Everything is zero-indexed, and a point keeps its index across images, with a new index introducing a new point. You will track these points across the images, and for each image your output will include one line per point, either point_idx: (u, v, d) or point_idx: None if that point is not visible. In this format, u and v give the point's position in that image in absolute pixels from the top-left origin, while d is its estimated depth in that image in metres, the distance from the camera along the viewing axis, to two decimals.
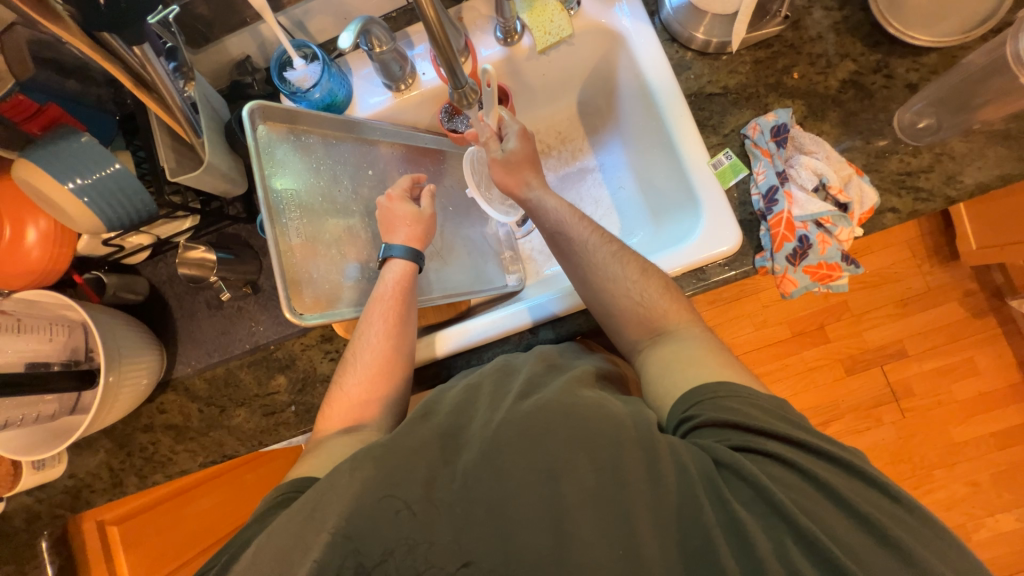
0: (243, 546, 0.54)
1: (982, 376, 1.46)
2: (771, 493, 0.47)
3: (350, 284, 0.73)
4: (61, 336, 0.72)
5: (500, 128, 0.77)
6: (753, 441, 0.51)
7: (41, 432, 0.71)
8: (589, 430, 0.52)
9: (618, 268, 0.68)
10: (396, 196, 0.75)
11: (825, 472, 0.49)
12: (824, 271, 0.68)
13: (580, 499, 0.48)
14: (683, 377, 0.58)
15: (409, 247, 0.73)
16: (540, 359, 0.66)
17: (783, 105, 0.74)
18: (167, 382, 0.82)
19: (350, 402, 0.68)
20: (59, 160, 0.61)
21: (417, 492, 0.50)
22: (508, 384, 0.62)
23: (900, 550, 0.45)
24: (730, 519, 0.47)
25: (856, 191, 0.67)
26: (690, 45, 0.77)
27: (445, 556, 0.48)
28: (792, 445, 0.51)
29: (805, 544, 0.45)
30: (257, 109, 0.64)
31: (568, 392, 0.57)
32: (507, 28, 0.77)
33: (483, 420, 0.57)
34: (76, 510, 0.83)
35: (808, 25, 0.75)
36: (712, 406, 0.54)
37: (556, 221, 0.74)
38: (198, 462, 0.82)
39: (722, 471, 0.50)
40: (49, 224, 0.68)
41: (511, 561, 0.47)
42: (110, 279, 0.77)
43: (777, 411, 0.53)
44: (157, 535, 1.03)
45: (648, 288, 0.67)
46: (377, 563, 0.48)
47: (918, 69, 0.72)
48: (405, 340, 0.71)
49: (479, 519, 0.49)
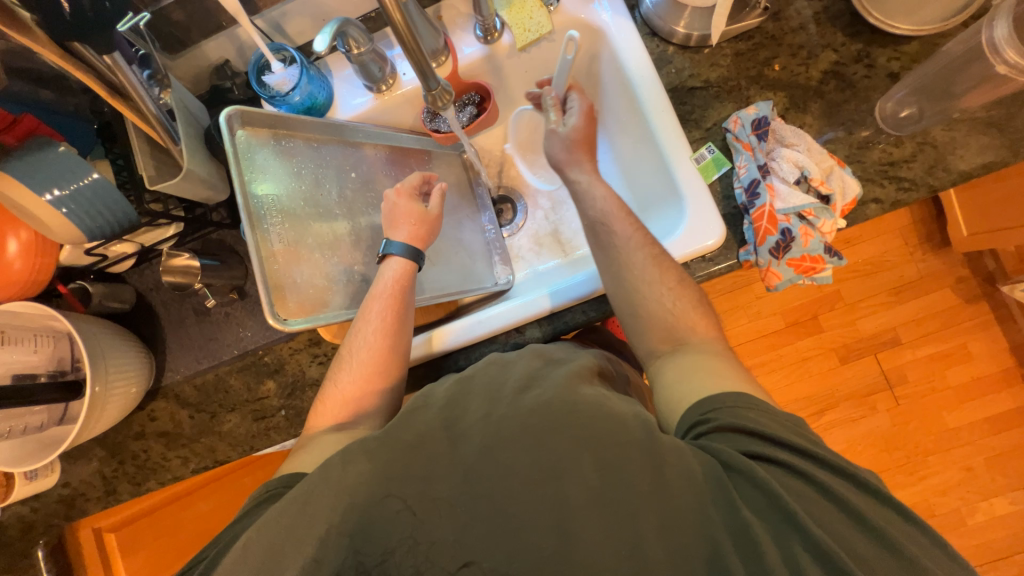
0: (232, 541, 0.55)
1: (975, 362, 1.46)
2: (784, 502, 0.47)
3: (337, 288, 0.73)
4: (47, 347, 0.71)
5: (564, 105, 0.78)
6: (767, 450, 0.51)
7: (31, 443, 0.71)
8: (593, 430, 0.52)
9: (607, 260, 0.70)
10: (405, 192, 0.76)
11: (840, 486, 0.49)
12: (807, 264, 0.68)
13: (584, 501, 0.49)
14: (699, 383, 0.58)
15: (409, 246, 0.72)
16: (535, 353, 0.65)
17: (765, 97, 0.73)
18: (157, 390, 0.83)
19: (343, 402, 0.69)
20: (33, 170, 0.61)
21: (413, 490, 0.50)
22: (503, 378, 0.60)
23: (892, 547, 0.46)
24: (739, 524, 0.47)
25: (838, 182, 0.67)
26: (671, 39, 0.76)
27: (446, 556, 0.48)
28: (808, 456, 0.51)
29: (816, 553, 0.45)
30: (235, 115, 0.63)
31: (569, 389, 0.56)
32: (486, 26, 0.77)
33: (478, 413, 0.56)
34: (71, 518, 0.84)
35: (790, 16, 0.74)
36: (729, 413, 0.53)
37: (602, 211, 0.71)
38: (190, 468, 0.82)
39: (734, 478, 0.49)
40: (30, 235, 0.68)
41: (512, 562, 0.47)
42: (95, 288, 0.77)
43: (795, 427, 0.53)
44: (156, 539, 1.07)
45: (636, 284, 0.66)
46: (378, 563, 0.48)
47: (899, 58, 0.71)
48: (401, 339, 0.70)
49: (479, 519, 0.49)
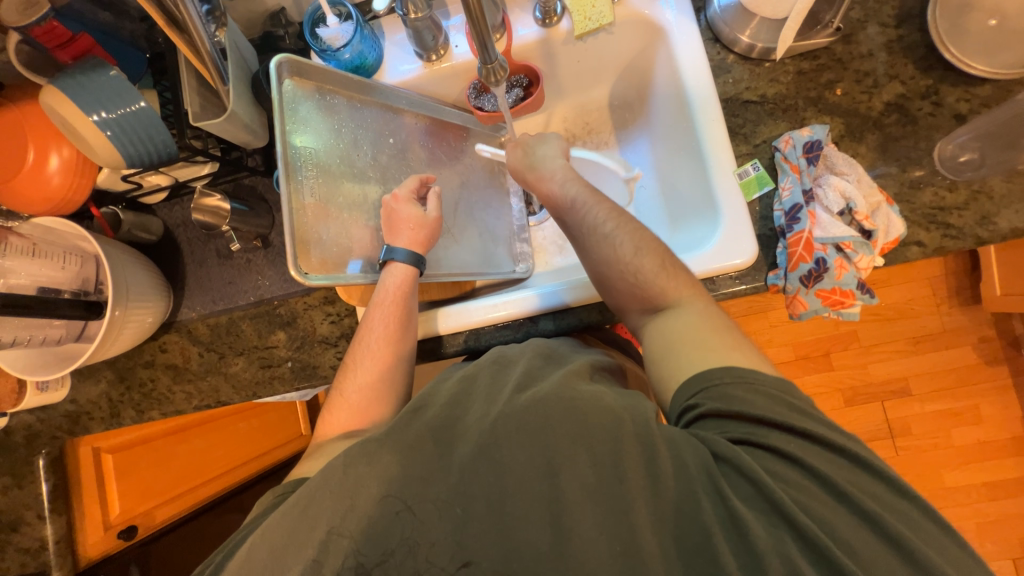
0: (241, 545, 0.53)
1: (984, 425, 1.42)
2: (771, 491, 0.44)
3: (354, 280, 0.69)
4: (74, 265, 0.73)
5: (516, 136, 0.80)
6: (757, 434, 0.48)
7: (47, 355, 0.74)
8: (587, 425, 0.49)
9: (610, 250, 0.66)
10: (402, 197, 0.73)
11: (831, 468, 0.46)
12: (836, 297, 0.66)
13: (579, 496, 0.46)
14: (688, 359, 0.55)
15: (410, 252, 0.71)
16: (536, 350, 0.64)
17: (820, 121, 0.71)
18: (171, 323, 0.84)
19: (350, 412, 0.68)
20: (84, 92, 0.62)
21: (411, 488, 0.48)
22: (503, 379, 0.58)
23: (903, 547, 0.43)
24: (730, 517, 0.44)
25: (883, 220, 0.65)
26: (733, 47, 0.74)
27: (444, 556, 0.45)
28: (799, 434, 0.48)
29: (805, 543, 0.43)
30: (285, 63, 0.63)
31: (566, 386, 0.53)
32: (546, 8, 0.76)
33: (479, 413, 0.53)
34: (73, 435, 0.86)
35: (861, 41, 0.72)
36: (717, 393, 0.51)
37: (564, 199, 0.72)
38: (192, 404, 0.84)
39: (721, 466, 0.47)
40: (72, 152, 0.69)
41: (511, 560, 0.45)
42: (126, 217, 0.78)
43: (786, 400, 0.50)
44: (147, 468, 1.09)
45: (653, 283, 0.63)
46: (378, 563, 0.45)
47: (969, 99, 0.68)
48: (403, 345, 0.72)
49: (477, 516, 0.46)
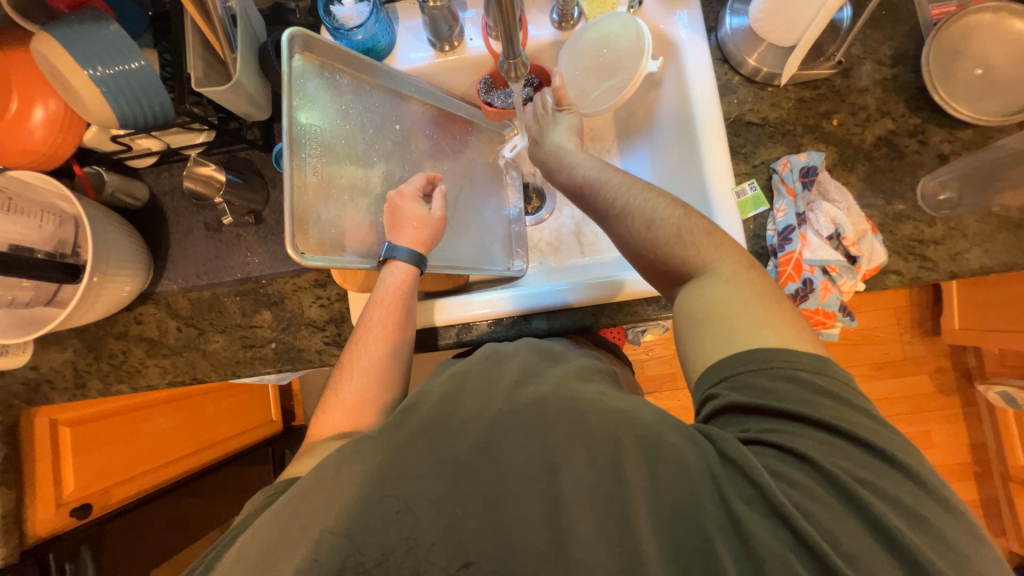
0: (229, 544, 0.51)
1: (935, 450, 1.51)
2: (772, 494, 0.43)
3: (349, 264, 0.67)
4: (50, 225, 0.69)
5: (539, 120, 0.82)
6: (776, 428, 0.48)
7: (12, 319, 0.69)
8: (588, 426, 0.50)
9: (624, 230, 0.65)
10: (407, 195, 0.72)
11: (843, 467, 0.45)
12: (819, 317, 0.70)
13: (579, 496, 0.46)
14: (714, 341, 0.54)
15: (413, 252, 0.70)
16: (531, 347, 0.65)
17: (816, 148, 0.74)
18: (148, 295, 0.81)
19: (345, 412, 0.67)
20: (80, 45, 0.59)
21: (409, 486, 0.47)
22: (497, 375, 0.59)
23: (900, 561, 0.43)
24: (732, 521, 0.44)
25: (867, 247, 0.68)
26: (740, 69, 0.77)
27: (443, 556, 0.44)
28: (815, 431, 0.47)
29: (805, 552, 0.42)
30: (297, 37, 0.61)
31: (563, 388, 0.55)
32: (564, 12, 0.77)
33: (475, 410, 0.53)
34: (33, 403, 0.82)
35: (857, 76, 0.75)
36: (740, 381, 0.50)
37: (577, 180, 0.73)
38: (166, 380, 0.81)
39: (725, 466, 0.46)
40: (59, 106, 0.66)
41: (510, 561, 0.44)
42: (110, 178, 0.74)
43: (814, 385, 0.49)
44: (107, 446, 1.02)
45: (674, 256, 0.60)
46: (377, 563, 0.44)
47: (951, 141, 0.72)
48: (401, 347, 0.71)
49: (476, 513, 0.46)
